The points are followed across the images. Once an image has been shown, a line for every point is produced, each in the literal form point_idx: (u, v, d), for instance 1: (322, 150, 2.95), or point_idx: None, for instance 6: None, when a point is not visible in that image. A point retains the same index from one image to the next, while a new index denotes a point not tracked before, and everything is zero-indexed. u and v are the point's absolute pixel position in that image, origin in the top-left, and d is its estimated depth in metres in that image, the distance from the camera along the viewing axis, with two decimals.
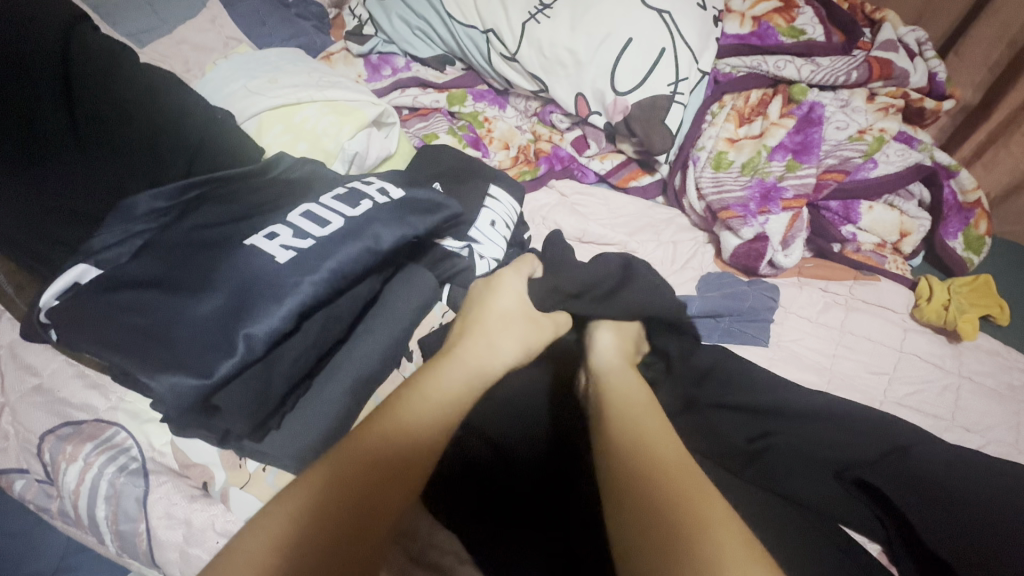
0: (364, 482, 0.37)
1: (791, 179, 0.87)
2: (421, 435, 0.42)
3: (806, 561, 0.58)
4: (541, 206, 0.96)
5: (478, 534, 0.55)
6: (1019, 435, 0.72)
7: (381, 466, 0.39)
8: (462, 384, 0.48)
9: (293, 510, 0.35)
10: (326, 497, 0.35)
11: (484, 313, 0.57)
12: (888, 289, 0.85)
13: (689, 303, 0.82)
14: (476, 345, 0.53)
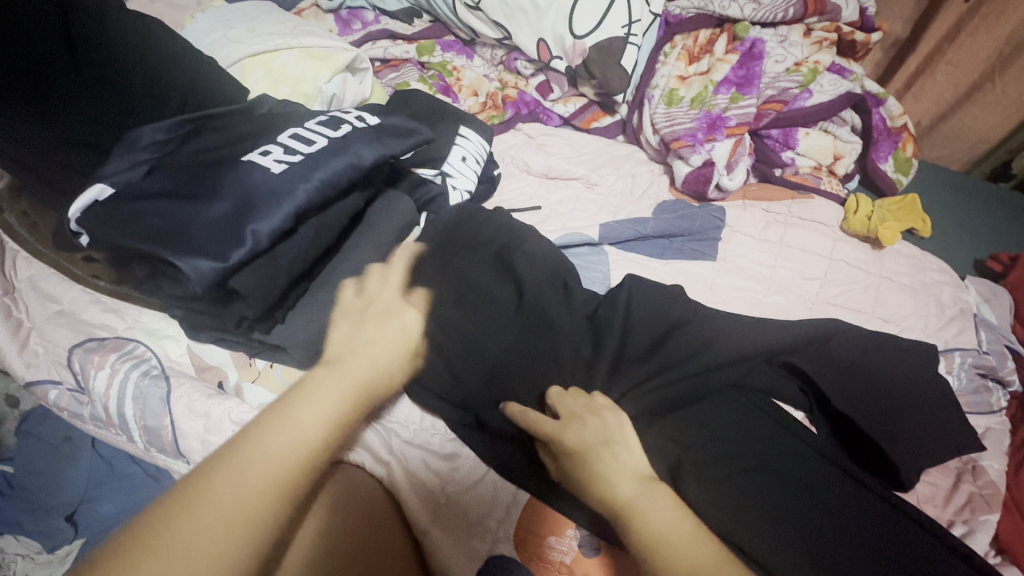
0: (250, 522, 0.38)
1: (734, 110, 0.95)
2: (289, 459, 0.41)
3: (742, 427, 0.68)
4: (509, 146, 1.04)
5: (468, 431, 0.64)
6: (927, 322, 0.84)
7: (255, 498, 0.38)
8: (347, 405, 0.47)
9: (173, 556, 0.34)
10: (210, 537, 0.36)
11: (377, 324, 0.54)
12: (821, 205, 0.95)
13: (645, 224, 0.92)
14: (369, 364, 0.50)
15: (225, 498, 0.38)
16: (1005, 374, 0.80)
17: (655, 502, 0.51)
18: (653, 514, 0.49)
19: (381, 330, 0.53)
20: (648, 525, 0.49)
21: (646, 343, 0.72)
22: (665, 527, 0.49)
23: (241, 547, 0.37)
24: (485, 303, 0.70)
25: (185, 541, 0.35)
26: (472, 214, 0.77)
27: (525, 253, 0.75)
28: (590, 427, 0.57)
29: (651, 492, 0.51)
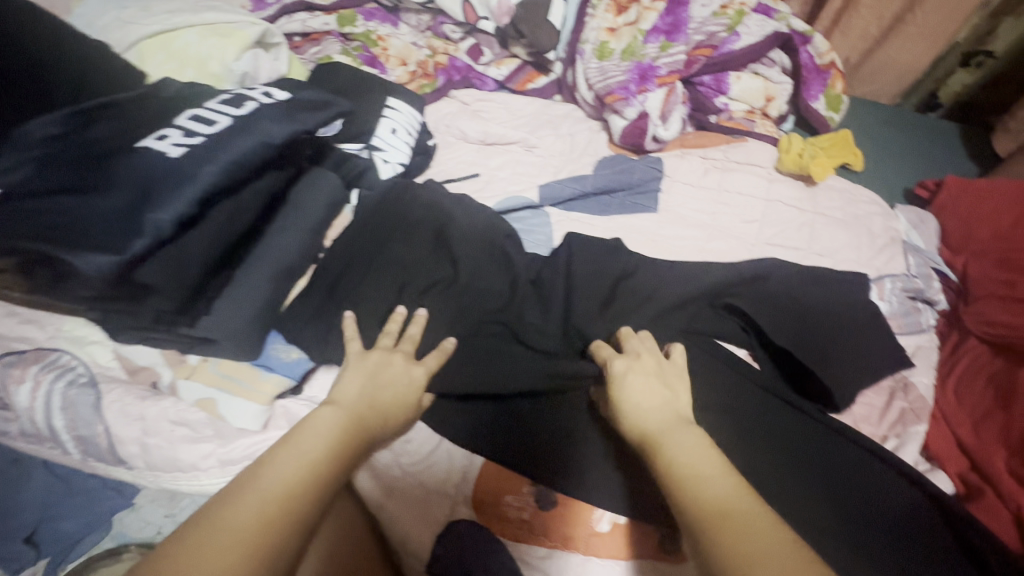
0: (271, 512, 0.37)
1: (663, 59, 0.94)
2: (307, 468, 0.42)
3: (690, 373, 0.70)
4: (443, 114, 1.01)
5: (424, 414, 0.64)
6: (861, 252, 0.87)
7: (276, 514, 0.37)
8: (355, 426, 0.48)
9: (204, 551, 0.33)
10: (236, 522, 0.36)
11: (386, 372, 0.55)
12: (754, 148, 0.96)
13: (584, 181, 0.92)
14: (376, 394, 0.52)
15: (238, 518, 0.36)
16: (932, 295, 0.83)
17: (688, 438, 0.49)
18: (681, 446, 0.48)
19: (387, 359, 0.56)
20: (674, 454, 0.48)
21: (592, 301, 0.73)
22: (689, 461, 0.46)
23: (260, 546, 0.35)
24: (421, 279, 0.69)
25: (221, 531, 0.35)
26: (403, 193, 0.75)
27: (459, 228, 0.73)
28: (635, 367, 0.58)
29: (681, 431, 0.50)
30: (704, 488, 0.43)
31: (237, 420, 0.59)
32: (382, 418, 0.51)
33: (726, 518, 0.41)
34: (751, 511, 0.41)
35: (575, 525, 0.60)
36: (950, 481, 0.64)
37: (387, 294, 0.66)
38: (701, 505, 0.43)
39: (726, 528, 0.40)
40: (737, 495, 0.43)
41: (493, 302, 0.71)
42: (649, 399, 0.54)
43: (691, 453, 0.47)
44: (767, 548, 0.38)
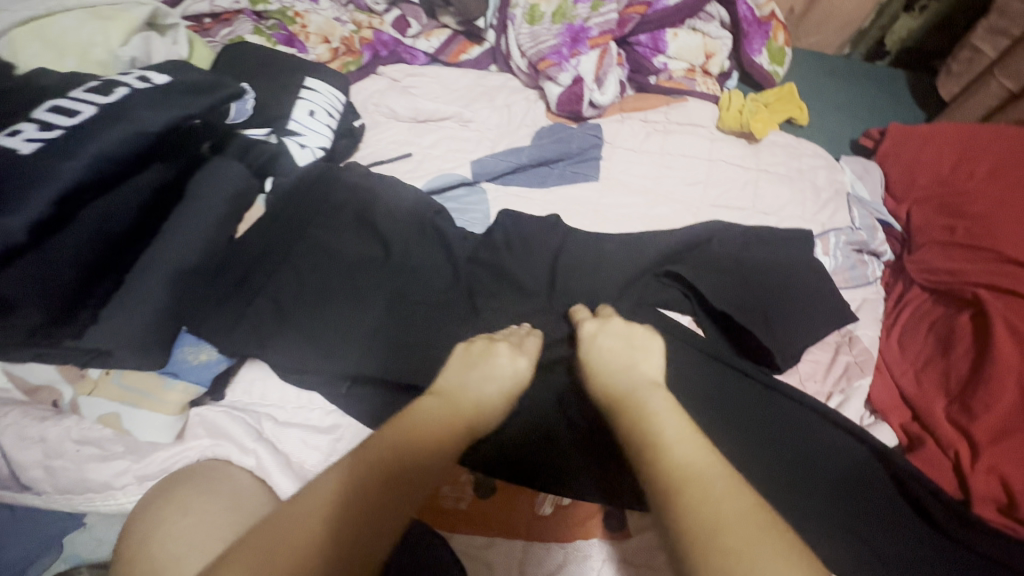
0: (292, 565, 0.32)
1: (595, 19, 0.90)
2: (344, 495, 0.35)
3: None
4: (371, 93, 0.95)
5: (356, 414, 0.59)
6: (805, 208, 0.85)
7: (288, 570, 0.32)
8: (425, 436, 0.40)
9: None
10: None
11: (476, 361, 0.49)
12: (694, 107, 0.93)
13: (520, 153, 0.88)
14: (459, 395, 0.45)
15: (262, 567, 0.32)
16: (877, 246, 0.81)
17: (659, 402, 0.43)
18: (655, 407, 0.42)
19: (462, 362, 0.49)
20: (648, 413, 0.42)
21: (532, 278, 0.68)
22: (661, 424, 0.40)
23: None
24: (345, 265, 0.64)
25: None
26: (318, 176, 0.70)
27: (381, 208, 0.68)
28: (606, 341, 0.53)
29: (654, 395, 0.44)
30: (672, 451, 0.37)
31: (148, 433, 0.56)
32: (474, 417, 0.44)
33: (693, 486, 0.35)
34: (723, 475, 0.36)
35: (516, 512, 0.59)
36: (893, 433, 0.64)
37: (300, 285, 0.61)
38: (663, 473, 0.36)
39: (692, 495, 0.34)
40: (709, 461, 0.37)
41: (421, 282, 0.64)
42: (617, 363, 0.49)
43: (667, 416, 0.41)
44: (732, 522, 0.33)
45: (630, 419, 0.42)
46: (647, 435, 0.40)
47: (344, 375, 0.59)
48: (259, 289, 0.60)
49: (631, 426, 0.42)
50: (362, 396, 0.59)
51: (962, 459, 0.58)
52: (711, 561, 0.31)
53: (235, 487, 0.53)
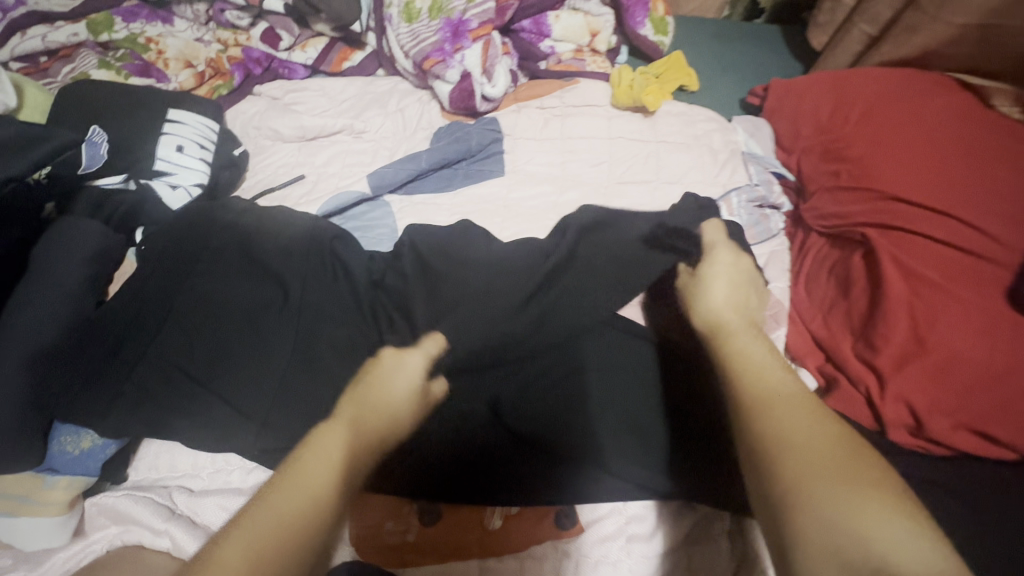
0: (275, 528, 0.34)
1: (472, 10, 0.87)
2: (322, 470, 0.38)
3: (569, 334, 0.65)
4: (250, 115, 0.88)
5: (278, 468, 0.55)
6: (706, 172, 0.87)
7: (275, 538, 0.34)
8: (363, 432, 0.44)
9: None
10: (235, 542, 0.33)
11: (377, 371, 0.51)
12: (587, 88, 0.93)
13: (419, 158, 0.84)
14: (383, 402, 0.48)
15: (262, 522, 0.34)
16: (776, 199, 0.84)
17: (757, 347, 0.50)
18: (748, 344, 0.51)
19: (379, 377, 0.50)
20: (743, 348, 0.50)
21: (460, 292, 0.64)
22: (758, 360, 0.48)
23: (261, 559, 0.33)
24: (239, 312, 0.58)
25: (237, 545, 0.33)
26: (195, 218, 0.63)
27: (272, 244, 0.63)
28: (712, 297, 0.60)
29: (755, 343, 0.51)
30: (760, 372, 0.46)
31: (35, 542, 0.49)
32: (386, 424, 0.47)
33: (775, 401, 0.42)
34: (802, 404, 0.41)
35: (465, 531, 0.57)
36: (811, 378, 0.66)
37: (191, 344, 0.56)
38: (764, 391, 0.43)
39: (772, 406, 0.41)
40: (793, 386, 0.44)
41: (331, 314, 0.60)
42: (731, 304, 0.58)
43: (761, 355, 0.48)
44: (798, 425, 0.39)
45: (735, 356, 0.49)
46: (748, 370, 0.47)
47: (257, 429, 0.54)
48: (136, 355, 0.54)
49: (738, 362, 0.48)
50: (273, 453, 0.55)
51: (872, 392, 0.60)
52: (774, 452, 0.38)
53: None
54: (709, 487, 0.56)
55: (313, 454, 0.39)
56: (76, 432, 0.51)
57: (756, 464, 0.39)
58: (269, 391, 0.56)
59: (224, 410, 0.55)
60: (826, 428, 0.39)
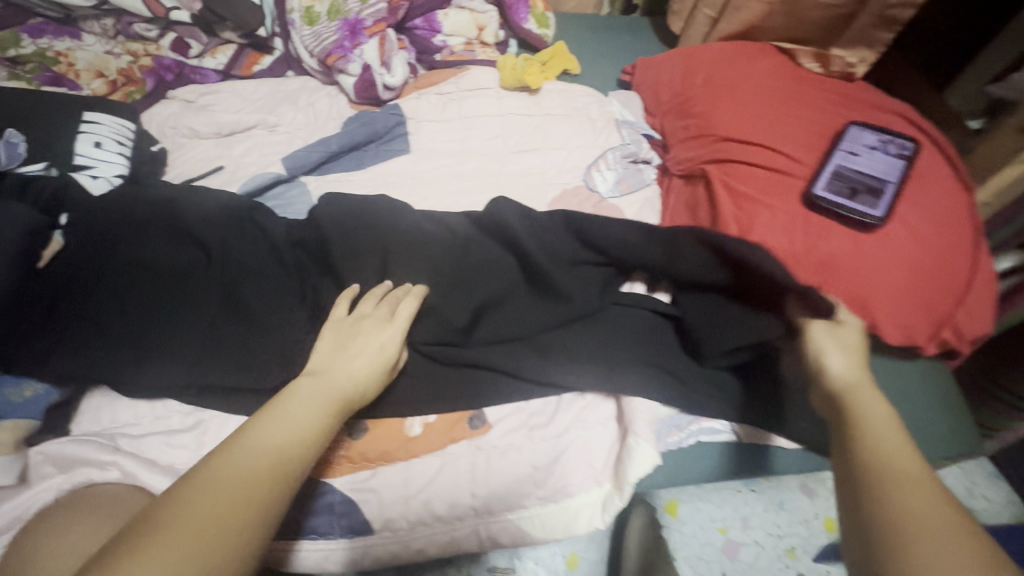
0: (264, 468, 0.44)
1: (366, 10, 0.98)
2: (302, 430, 0.48)
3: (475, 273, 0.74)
4: (166, 116, 0.95)
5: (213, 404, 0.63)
6: (586, 137, 1.01)
7: (268, 473, 0.44)
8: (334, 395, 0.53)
9: (202, 502, 0.40)
10: (233, 476, 0.42)
11: (355, 343, 0.58)
12: (478, 73, 1.06)
13: (331, 142, 0.93)
14: (356, 366, 0.56)
15: (260, 455, 0.45)
16: (647, 154, 0.99)
17: (877, 411, 0.51)
18: (875, 414, 0.50)
19: (362, 338, 0.59)
20: (864, 418, 0.50)
21: (366, 249, 0.71)
22: (881, 429, 0.49)
23: (259, 487, 0.43)
24: (165, 272, 0.65)
25: (231, 478, 0.42)
26: (117, 199, 0.70)
27: (192, 215, 0.70)
28: (834, 365, 0.57)
29: (876, 404, 0.52)
30: (888, 454, 0.46)
31: None
32: (351, 391, 0.54)
33: (897, 481, 0.43)
34: (923, 485, 0.43)
35: (390, 441, 0.65)
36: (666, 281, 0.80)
37: (120, 301, 0.62)
38: (884, 465, 0.45)
39: (895, 486, 0.43)
40: (919, 470, 0.44)
41: (253, 270, 0.68)
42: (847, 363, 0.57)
43: (887, 425, 0.49)
44: (926, 516, 0.40)
45: (860, 419, 0.50)
46: (874, 442, 0.47)
47: (189, 367, 0.62)
48: (70, 315, 0.61)
49: (862, 426, 0.49)
50: (205, 392, 0.63)
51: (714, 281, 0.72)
52: (895, 539, 0.39)
53: (104, 497, 0.53)
54: (588, 380, 0.68)
55: (290, 409, 0.49)
56: (18, 381, 0.58)
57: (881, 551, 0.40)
58: (196, 337, 0.63)
59: (157, 356, 0.62)
60: (951, 524, 0.39)
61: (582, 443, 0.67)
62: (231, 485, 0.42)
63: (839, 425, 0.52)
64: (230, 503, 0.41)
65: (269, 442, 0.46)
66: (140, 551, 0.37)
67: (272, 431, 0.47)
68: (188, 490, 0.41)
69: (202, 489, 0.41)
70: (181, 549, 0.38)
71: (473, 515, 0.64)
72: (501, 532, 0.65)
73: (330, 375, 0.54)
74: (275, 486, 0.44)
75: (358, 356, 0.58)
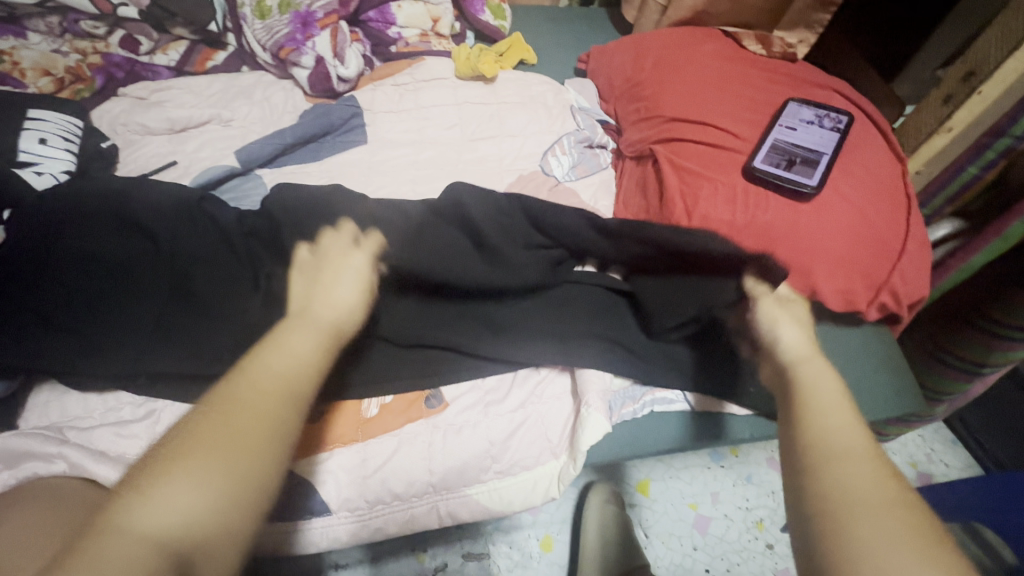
0: (279, 406, 0.47)
1: (317, 2, 1.00)
2: (304, 367, 0.50)
3: None
4: (117, 113, 0.94)
5: (165, 393, 0.63)
6: (543, 124, 1.02)
7: (281, 405, 0.47)
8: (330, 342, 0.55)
9: (221, 433, 0.43)
10: (253, 415, 0.45)
11: (329, 273, 0.60)
12: (433, 64, 1.07)
13: (285, 134, 0.93)
14: (333, 299, 0.58)
15: (268, 390, 0.47)
16: (601, 139, 1.01)
17: (822, 387, 0.54)
18: (823, 391, 0.53)
19: (330, 276, 0.60)
20: (813, 393, 0.53)
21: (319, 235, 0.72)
22: (828, 402, 0.52)
23: (271, 420, 0.45)
24: (112, 263, 0.65)
25: (247, 417, 0.45)
26: (61, 192, 0.69)
27: (139, 206, 0.69)
28: (787, 341, 0.60)
29: (822, 380, 0.55)
30: (830, 429, 0.49)
31: None
32: (339, 324, 0.57)
33: (838, 457, 0.46)
34: (865, 460, 0.46)
35: (346, 423, 0.65)
36: None
37: (64, 292, 0.63)
38: (829, 440, 0.48)
39: (836, 461, 0.46)
40: (859, 442, 0.47)
41: (204, 259, 0.68)
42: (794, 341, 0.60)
43: (835, 400, 0.52)
44: (863, 487, 0.43)
45: (806, 395, 0.53)
46: (818, 417, 0.50)
47: (138, 356, 0.62)
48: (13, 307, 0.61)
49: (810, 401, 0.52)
50: (155, 382, 0.63)
51: None
52: (839, 508, 0.42)
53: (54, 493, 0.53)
54: (542, 355, 0.69)
55: (286, 347, 0.51)
56: None
57: (821, 516, 0.43)
58: (146, 326, 0.63)
59: (105, 346, 0.62)
60: (890, 498, 0.42)
61: (538, 417, 0.69)
62: (248, 422, 0.44)
63: (788, 397, 0.55)
64: (246, 436, 0.44)
65: (275, 378, 0.48)
66: (175, 466, 0.41)
67: (279, 367, 0.49)
68: (203, 421, 0.44)
69: (232, 412, 0.45)
70: (220, 457, 0.42)
71: (433, 491, 0.66)
72: (460, 507, 0.67)
73: (313, 309, 0.56)
74: (294, 406, 0.48)
75: (330, 283, 0.59)
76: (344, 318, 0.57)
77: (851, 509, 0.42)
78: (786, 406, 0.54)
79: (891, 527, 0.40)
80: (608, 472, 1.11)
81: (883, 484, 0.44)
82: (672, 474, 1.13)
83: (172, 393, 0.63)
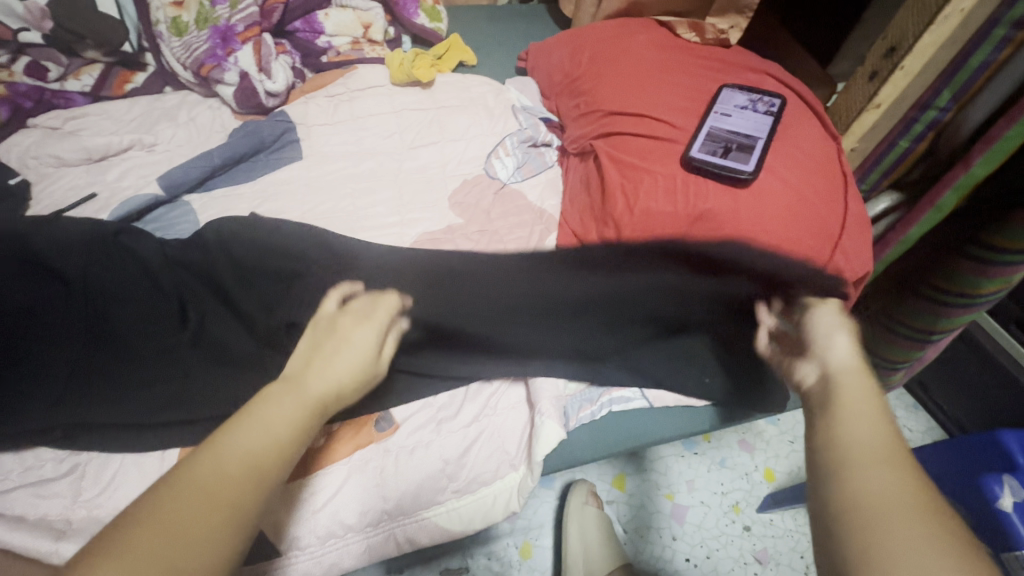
0: (215, 486, 0.36)
1: (237, 15, 0.96)
2: (270, 440, 0.40)
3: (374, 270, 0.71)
4: (27, 146, 0.88)
5: (87, 445, 0.59)
6: (484, 125, 1.00)
7: (230, 484, 0.36)
8: (305, 411, 0.44)
9: (144, 525, 0.33)
10: (183, 494, 0.35)
11: (333, 342, 0.50)
12: (367, 72, 1.04)
13: (213, 155, 0.89)
14: (322, 368, 0.47)
15: (213, 469, 0.37)
16: (545, 137, 0.99)
17: (858, 391, 0.45)
18: (855, 393, 0.44)
19: (338, 343, 0.50)
20: (840, 394, 0.45)
21: (255, 260, 0.68)
22: (860, 403, 0.43)
23: (210, 504, 0.35)
24: (21, 310, 0.61)
25: (180, 503, 0.34)
26: None
27: (49, 246, 0.64)
28: (840, 350, 0.50)
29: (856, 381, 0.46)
30: (856, 433, 0.40)
31: None
32: (326, 397, 0.46)
33: (860, 463, 0.38)
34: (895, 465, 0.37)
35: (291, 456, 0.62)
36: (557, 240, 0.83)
37: None
38: (849, 445, 0.40)
39: (855, 467, 0.38)
40: (890, 446, 0.39)
41: (125, 296, 0.64)
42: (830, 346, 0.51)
43: (870, 403, 0.43)
44: (883, 496, 0.35)
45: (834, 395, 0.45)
46: (842, 418, 0.42)
47: (51, 407, 0.58)
48: None
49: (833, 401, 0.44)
50: (75, 434, 0.59)
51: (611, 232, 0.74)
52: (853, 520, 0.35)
53: None
54: (491, 365, 0.68)
55: (252, 416, 0.41)
56: None
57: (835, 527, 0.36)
58: (61, 374, 0.59)
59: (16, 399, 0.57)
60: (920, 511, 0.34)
61: (494, 430, 0.67)
62: (178, 509, 0.34)
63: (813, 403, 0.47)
64: (178, 526, 0.33)
65: (227, 459, 0.38)
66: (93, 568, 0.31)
67: (238, 437, 0.39)
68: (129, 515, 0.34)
69: (171, 497, 0.35)
70: (165, 537, 0.33)
71: (388, 518, 0.63)
72: (418, 532, 0.65)
73: (299, 376, 0.46)
74: (254, 488, 0.37)
75: (334, 351, 0.49)
76: (339, 383, 0.47)
77: (871, 524, 0.34)
78: (813, 413, 0.45)
79: (919, 538, 0.32)
80: (583, 471, 1.11)
81: (915, 492, 0.35)
82: (647, 467, 1.13)
83: (96, 445, 0.59)
